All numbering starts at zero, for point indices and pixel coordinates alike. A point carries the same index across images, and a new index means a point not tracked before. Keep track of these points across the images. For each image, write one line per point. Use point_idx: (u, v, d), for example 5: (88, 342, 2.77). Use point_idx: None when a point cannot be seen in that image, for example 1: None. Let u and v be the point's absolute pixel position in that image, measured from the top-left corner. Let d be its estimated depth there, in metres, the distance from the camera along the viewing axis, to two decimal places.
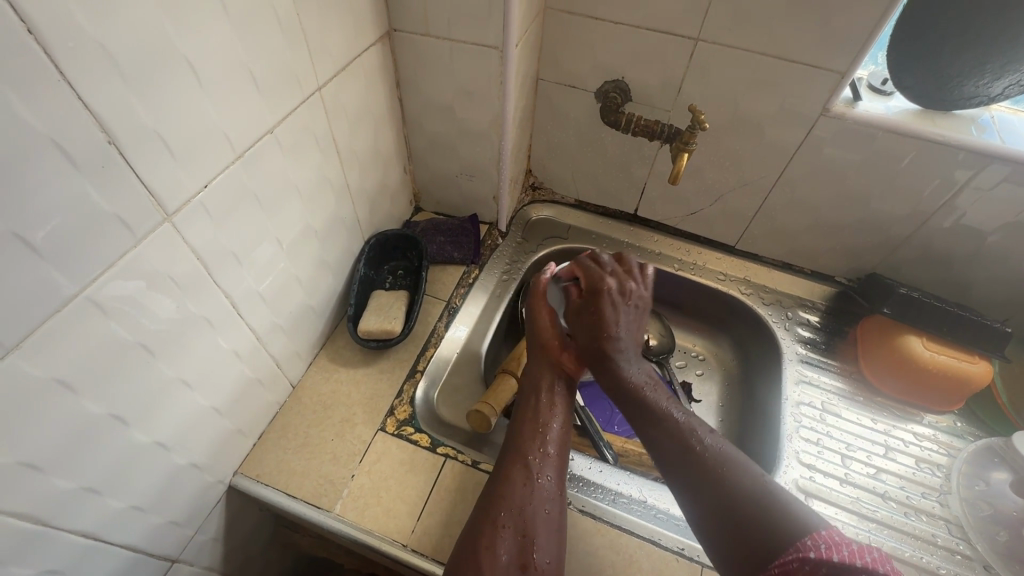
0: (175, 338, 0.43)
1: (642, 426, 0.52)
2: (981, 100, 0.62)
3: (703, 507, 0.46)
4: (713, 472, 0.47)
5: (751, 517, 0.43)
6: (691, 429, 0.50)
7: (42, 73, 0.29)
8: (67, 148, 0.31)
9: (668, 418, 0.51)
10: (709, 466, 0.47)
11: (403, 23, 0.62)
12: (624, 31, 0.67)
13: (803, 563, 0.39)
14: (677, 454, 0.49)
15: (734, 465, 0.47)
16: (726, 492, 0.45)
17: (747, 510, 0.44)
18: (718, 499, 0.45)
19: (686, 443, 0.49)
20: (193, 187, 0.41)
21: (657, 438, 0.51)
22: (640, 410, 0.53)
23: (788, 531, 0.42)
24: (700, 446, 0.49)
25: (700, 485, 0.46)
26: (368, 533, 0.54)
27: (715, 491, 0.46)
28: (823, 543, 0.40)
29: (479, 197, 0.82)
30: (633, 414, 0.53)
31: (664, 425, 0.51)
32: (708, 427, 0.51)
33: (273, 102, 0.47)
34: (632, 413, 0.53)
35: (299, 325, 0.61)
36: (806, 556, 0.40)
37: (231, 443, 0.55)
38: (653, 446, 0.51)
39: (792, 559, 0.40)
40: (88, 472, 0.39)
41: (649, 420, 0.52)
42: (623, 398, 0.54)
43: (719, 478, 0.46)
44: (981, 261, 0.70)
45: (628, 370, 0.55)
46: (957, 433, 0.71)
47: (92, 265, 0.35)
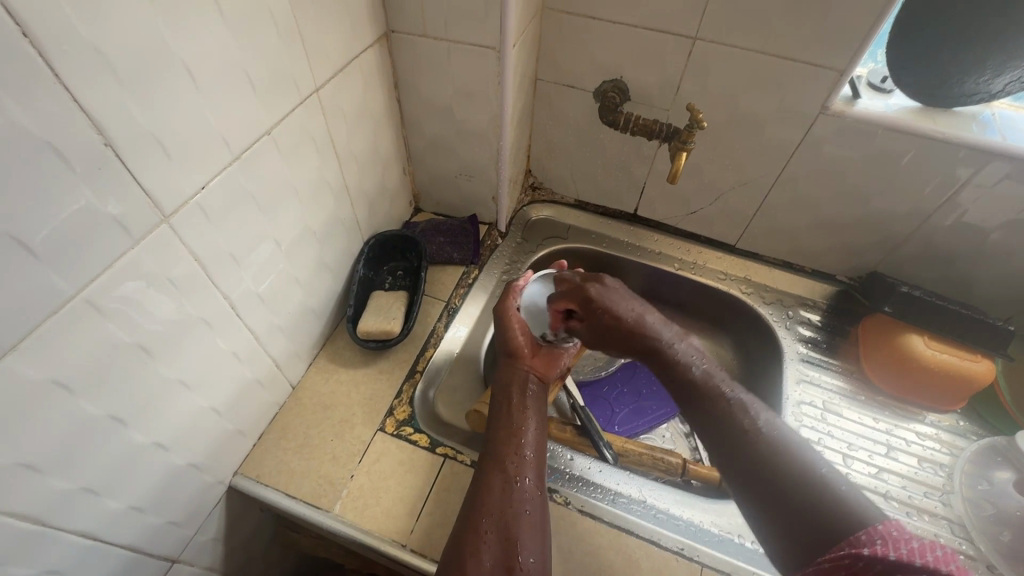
0: (172, 339, 0.43)
1: (692, 409, 0.52)
2: (982, 97, 0.62)
3: (759, 491, 0.46)
4: (765, 454, 0.46)
5: (802, 496, 0.43)
6: (745, 411, 0.49)
7: (36, 74, 0.29)
8: (64, 151, 0.32)
9: (718, 399, 0.51)
10: (762, 448, 0.46)
11: (400, 24, 0.62)
12: (623, 30, 0.67)
13: (856, 559, 0.35)
14: (728, 438, 0.48)
15: (792, 444, 0.46)
16: (777, 472, 0.45)
17: (802, 488, 0.43)
18: (770, 483, 0.45)
19: (737, 427, 0.48)
20: (190, 189, 0.41)
21: (706, 423, 0.51)
22: (690, 392, 0.53)
23: (844, 514, 0.40)
24: (752, 428, 0.48)
25: (752, 470, 0.46)
26: (366, 533, 0.55)
27: (764, 472, 0.45)
28: (880, 538, 0.35)
29: (478, 198, 0.82)
30: (683, 396, 0.54)
31: (717, 407, 0.51)
32: (762, 407, 0.50)
33: (270, 103, 0.47)
34: (684, 396, 0.54)
35: (298, 325, 0.62)
36: (859, 553, 0.35)
37: (230, 443, 0.55)
38: (705, 431, 0.51)
39: (845, 556, 0.36)
40: (87, 472, 0.39)
41: (701, 404, 0.52)
42: (676, 382, 0.54)
43: (771, 462, 0.45)
44: (984, 258, 0.69)
45: (671, 352, 0.56)
46: (959, 432, 0.70)
47: (90, 267, 0.35)
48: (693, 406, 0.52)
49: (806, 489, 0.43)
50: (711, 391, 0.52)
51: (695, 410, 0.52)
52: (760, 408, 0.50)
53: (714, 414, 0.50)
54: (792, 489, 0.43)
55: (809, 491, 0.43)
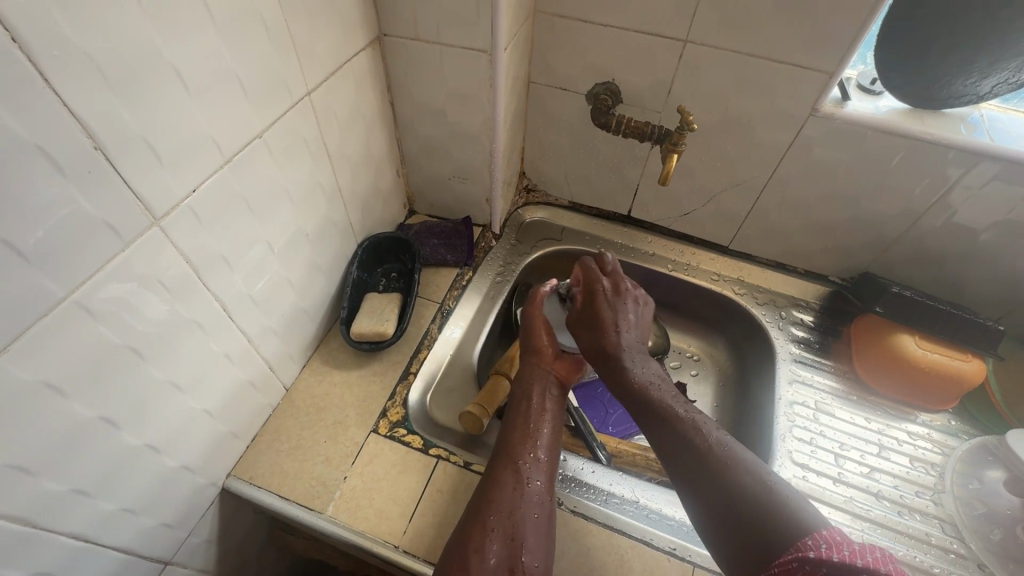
0: (164, 341, 0.43)
1: (649, 425, 0.53)
2: (970, 99, 0.62)
3: (708, 508, 0.46)
4: (715, 471, 0.46)
5: (747, 512, 0.43)
6: (697, 428, 0.50)
7: (26, 80, 0.29)
8: (53, 154, 0.32)
9: (673, 415, 0.51)
10: (712, 466, 0.47)
11: (392, 27, 0.63)
12: (614, 33, 0.68)
13: (803, 562, 0.38)
14: (681, 453, 0.49)
15: (740, 462, 0.47)
16: (727, 488, 0.45)
17: (748, 503, 0.43)
18: (719, 499, 0.45)
19: (691, 443, 0.49)
20: (181, 192, 0.41)
21: (662, 438, 0.51)
22: (647, 405, 0.53)
23: (790, 528, 0.40)
24: (704, 445, 0.48)
25: (704, 488, 0.46)
26: (359, 534, 0.55)
27: (714, 488, 0.46)
28: (823, 542, 0.38)
29: (472, 200, 0.83)
30: (640, 410, 0.54)
31: (672, 423, 0.51)
32: (713, 425, 0.50)
33: (262, 106, 0.48)
34: (640, 413, 0.54)
35: (291, 328, 0.62)
36: (806, 556, 0.38)
37: (222, 445, 0.55)
38: (660, 444, 0.51)
39: (793, 559, 0.39)
40: (78, 474, 0.39)
41: (657, 419, 0.52)
42: (635, 396, 0.54)
43: (721, 479, 0.46)
44: (975, 259, 0.70)
45: (633, 367, 0.56)
46: (951, 432, 0.71)
47: (80, 269, 0.35)
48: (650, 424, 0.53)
49: (752, 505, 0.43)
50: (665, 409, 0.52)
51: (653, 425, 0.52)
52: (711, 427, 0.50)
53: (669, 430, 0.51)
54: (739, 505, 0.44)
55: (756, 506, 0.43)
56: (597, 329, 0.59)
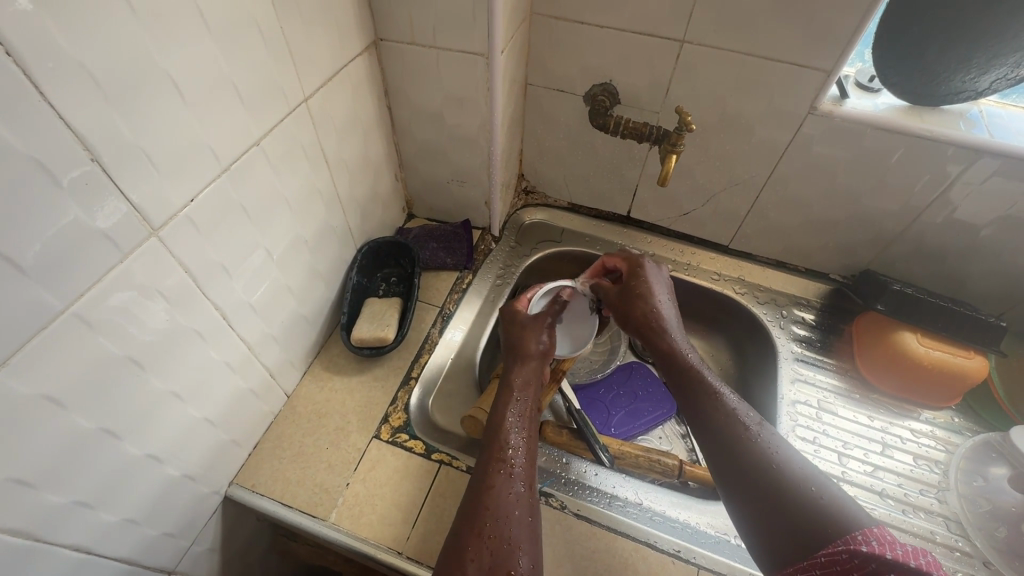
0: (165, 351, 0.43)
1: (691, 405, 0.52)
2: (969, 95, 0.62)
3: (750, 497, 0.45)
4: (760, 461, 0.46)
5: (791, 502, 0.43)
6: (737, 414, 0.50)
7: (21, 93, 0.29)
8: (51, 167, 0.32)
9: (719, 398, 0.51)
10: (759, 454, 0.47)
11: (388, 32, 0.63)
12: (611, 34, 0.67)
13: (853, 555, 0.37)
14: (723, 440, 0.48)
15: (784, 453, 0.47)
16: (769, 478, 0.45)
17: (791, 493, 0.44)
18: (761, 488, 0.45)
19: (734, 428, 0.48)
20: (179, 202, 0.41)
21: (702, 423, 0.50)
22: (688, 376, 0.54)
23: (842, 520, 0.40)
24: (748, 433, 0.48)
25: (749, 474, 0.46)
26: (363, 541, 0.55)
27: (756, 477, 0.46)
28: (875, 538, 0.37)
29: (470, 203, 0.82)
30: (682, 391, 0.54)
31: (716, 405, 0.51)
32: (755, 415, 0.50)
33: (258, 114, 0.47)
34: (681, 388, 0.54)
35: (291, 334, 0.62)
36: (857, 550, 0.37)
37: (224, 453, 0.55)
38: (700, 431, 0.50)
39: (842, 551, 0.38)
40: (79, 486, 0.39)
41: (698, 403, 0.52)
42: (675, 374, 0.55)
43: (765, 471, 0.45)
44: (975, 255, 0.70)
45: (677, 341, 0.57)
46: (954, 429, 0.70)
47: (78, 282, 0.35)
48: (691, 408, 0.52)
49: (796, 495, 0.43)
50: (709, 388, 0.52)
51: (690, 408, 0.52)
52: (752, 413, 0.50)
53: (712, 414, 0.50)
54: (782, 494, 0.44)
55: (802, 496, 0.43)
56: (631, 307, 0.62)
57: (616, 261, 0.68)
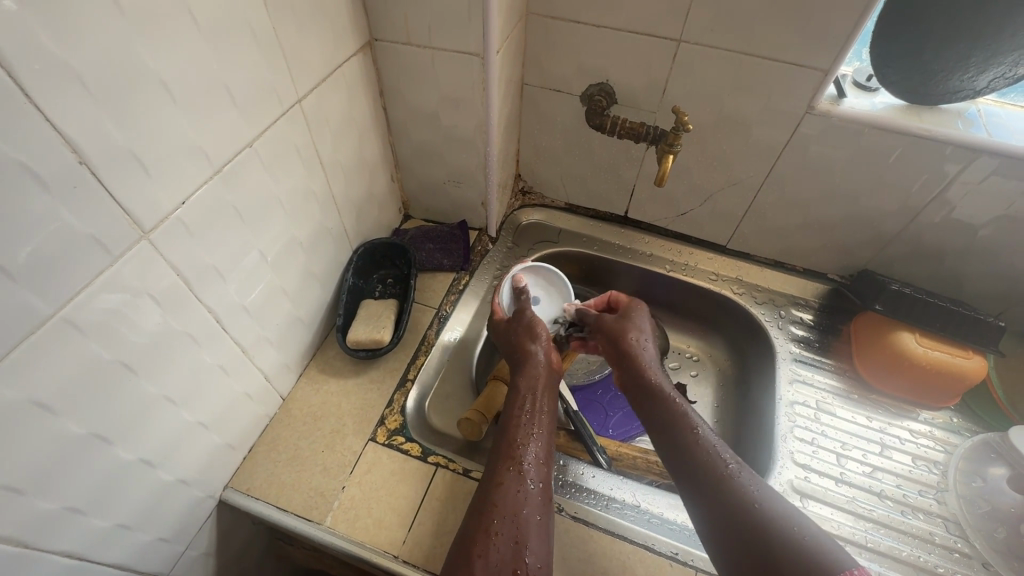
0: (156, 355, 0.43)
1: (670, 446, 0.52)
2: (967, 94, 0.62)
3: (730, 540, 0.45)
4: (737, 503, 0.46)
5: (770, 543, 0.43)
6: (715, 453, 0.49)
7: (8, 94, 0.29)
8: (38, 171, 0.31)
9: (698, 436, 0.51)
10: (735, 495, 0.46)
11: (383, 32, 0.62)
12: (607, 34, 0.67)
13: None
14: (700, 481, 0.48)
15: (762, 493, 0.46)
16: (747, 517, 0.45)
17: (770, 534, 0.43)
18: (739, 532, 0.44)
19: (711, 470, 0.48)
20: (170, 205, 0.41)
21: (680, 463, 0.50)
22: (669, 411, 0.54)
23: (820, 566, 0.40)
24: (727, 471, 0.48)
25: (726, 517, 0.45)
26: (359, 545, 0.54)
27: (734, 516, 0.45)
28: None
29: (467, 204, 0.82)
30: (662, 430, 0.54)
31: (694, 445, 0.50)
32: (733, 453, 0.50)
33: (251, 116, 0.47)
34: (661, 428, 0.54)
35: (287, 337, 0.61)
36: None
37: (219, 457, 0.55)
38: (680, 472, 0.50)
39: None
40: (70, 493, 0.39)
41: (677, 442, 0.52)
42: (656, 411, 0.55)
43: (743, 513, 0.45)
44: (974, 255, 0.69)
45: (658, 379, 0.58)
46: (953, 429, 0.70)
47: (67, 286, 0.35)
48: (670, 448, 0.52)
49: (775, 536, 0.43)
50: (687, 427, 0.52)
51: (669, 444, 0.52)
52: (730, 452, 0.50)
53: (691, 451, 0.50)
54: (760, 536, 0.43)
55: (781, 537, 0.43)
56: (617, 341, 0.63)
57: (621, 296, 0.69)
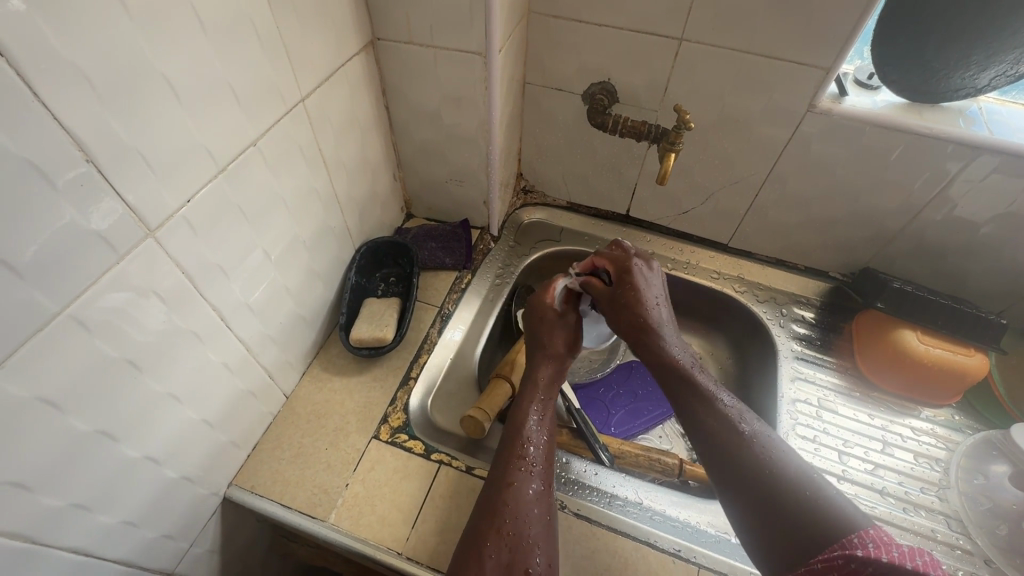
0: (162, 352, 0.43)
1: (684, 409, 0.52)
2: (968, 92, 0.62)
3: (746, 501, 0.45)
4: (755, 466, 0.46)
5: (786, 503, 0.43)
6: (732, 419, 0.49)
7: (17, 95, 0.29)
8: (46, 169, 0.32)
9: (714, 401, 0.50)
10: (752, 458, 0.46)
11: (386, 31, 0.63)
12: (609, 33, 0.67)
13: (849, 560, 0.37)
14: (717, 445, 0.48)
15: (779, 455, 0.46)
16: (763, 479, 0.45)
17: (787, 497, 0.43)
18: (757, 494, 0.44)
19: (728, 433, 0.48)
20: (175, 203, 0.41)
21: (695, 427, 0.50)
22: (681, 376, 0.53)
23: (837, 526, 0.40)
24: (741, 436, 0.48)
25: (743, 479, 0.45)
26: (363, 542, 0.54)
27: (751, 480, 0.45)
28: (870, 540, 0.38)
29: (469, 203, 0.82)
30: (674, 394, 0.53)
31: (710, 408, 0.50)
32: (749, 417, 0.50)
33: (255, 115, 0.47)
34: (673, 391, 0.53)
35: (290, 335, 0.62)
36: (852, 555, 0.37)
37: (223, 454, 0.55)
38: (695, 433, 0.50)
39: (836, 556, 0.38)
40: (77, 489, 0.39)
41: (690, 407, 0.51)
42: (668, 379, 0.54)
43: (761, 476, 0.45)
44: (976, 253, 0.70)
45: (668, 346, 0.56)
46: (955, 427, 0.70)
47: (74, 283, 0.35)
48: (684, 412, 0.51)
49: (791, 496, 0.43)
50: (702, 392, 0.51)
51: (683, 410, 0.52)
52: (747, 416, 0.50)
53: (705, 418, 0.49)
54: (777, 498, 0.43)
55: (796, 498, 0.43)
56: (621, 312, 0.60)
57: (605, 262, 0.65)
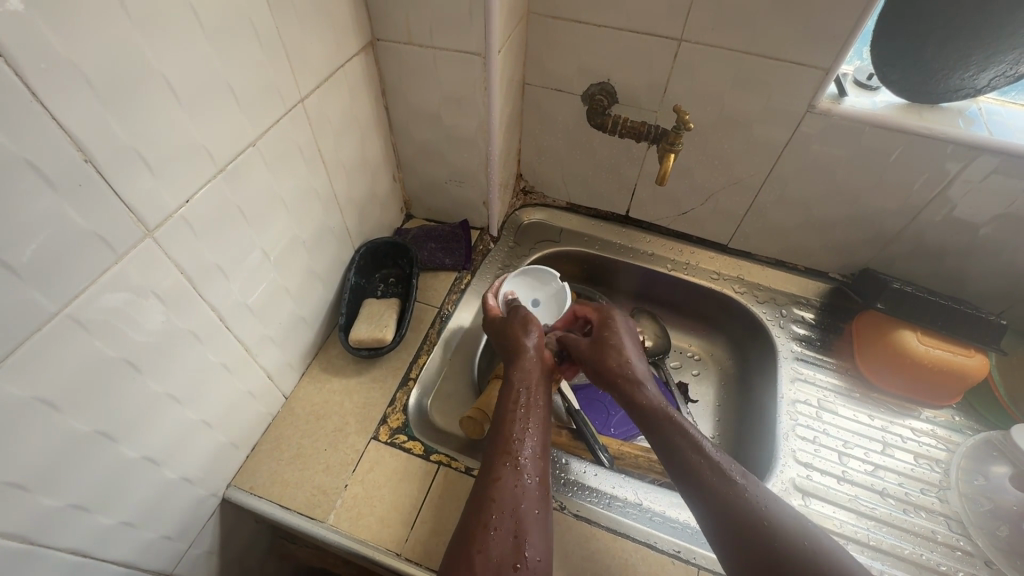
0: (160, 353, 0.43)
1: (674, 457, 0.51)
2: (968, 92, 0.62)
3: (742, 554, 0.45)
4: (751, 518, 0.46)
5: (784, 557, 0.43)
6: (723, 467, 0.49)
7: (15, 96, 0.29)
8: (43, 168, 0.32)
9: (702, 450, 0.50)
10: (747, 510, 0.46)
11: (385, 32, 0.63)
12: (608, 33, 0.67)
13: None
14: (710, 494, 0.48)
15: (772, 506, 0.47)
16: (758, 533, 0.45)
17: (785, 553, 0.43)
18: (756, 548, 0.44)
19: (721, 485, 0.48)
20: (174, 203, 0.41)
21: (686, 477, 0.50)
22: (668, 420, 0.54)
23: None
24: (735, 487, 0.48)
25: (740, 532, 0.45)
26: (362, 543, 0.54)
27: (750, 533, 0.45)
28: None
29: (469, 203, 0.82)
30: (662, 444, 0.53)
31: (702, 457, 0.50)
32: (737, 465, 0.50)
33: (256, 115, 0.47)
34: (658, 441, 0.54)
35: (289, 336, 0.62)
36: None
37: (222, 454, 0.55)
38: (686, 482, 0.50)
39: None
40: (74, 490, 0.39)
41: (682, 457, 0.51)
42: (654, 428, 0.54)
43: (760, 529, 0.45)
44: (976, 253, 0.69)
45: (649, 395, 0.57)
46: (955, 428, 0.70)
47: (72, 283, 0.35)
48: (673, 461, 0.51)
49: (790, 552, 0.43)
50: (690, 439, 0.51)
51: (673, 458, 0.51)
52: (735, 465, 0.50)
53: (697, 465, 0.50)
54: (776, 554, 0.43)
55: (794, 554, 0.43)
56: (604, 361, 0.62)
57: (588, 310, 0.70)
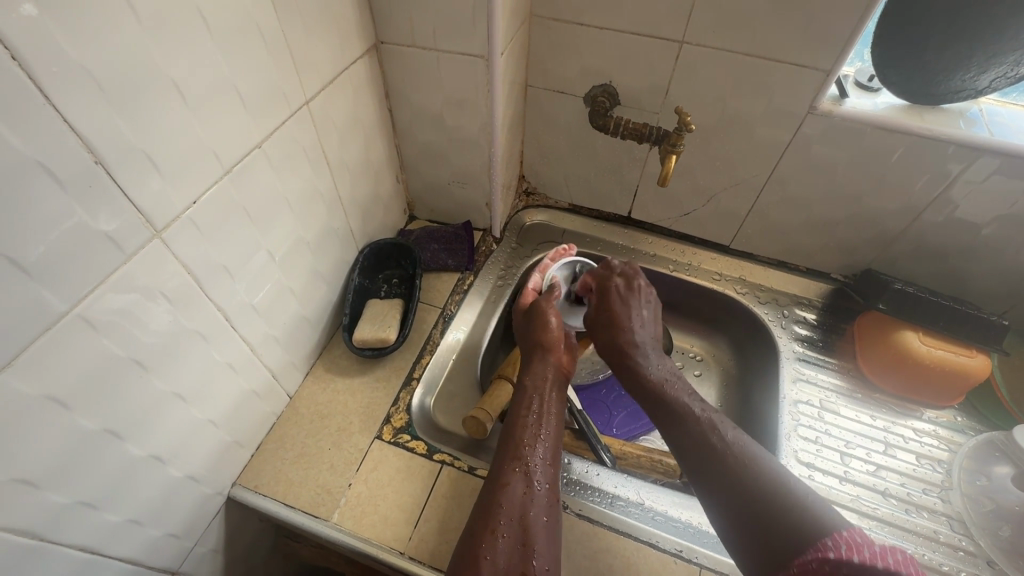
0: (167, 352, 0.44)
1: (665, 419, 0.54)
2: (969, 93, 0.62)
3: (727, 505, 0.46)
4: (737, 471, 0.47)
5: (765, 503, 0.44)
6: (714, 426, 0.50)
7: (27, 97, 0.30)
8: (54, 170, 0.32)
9: (691, 412, 0.52)
10: (733, 463, 0.47)
11: (389, 35, 0.63)
12: (610, 35, 0.68)
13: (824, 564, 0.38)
14: (698, 449, 0.50)
15: (758, 461, 0.47)
16: (741, 484, 0.46)
17: (766, 499, 0.44)
18: (739, 495, 0.45)
19: (708, 440, 0.50)
20: (181, 204, 0.41)
21: (677, 436, 0.52)
22: (665, 413, 0.54)
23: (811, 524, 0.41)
24: (723, 441, 0.49)
25: (724, 483, 0.47)
26: (366, 541, 0.55)
27: (735, 483, 0.46)
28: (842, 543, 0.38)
29: (472, 205, 0.83)
30: (655, 408, 0.56)
31: (692, 419, 0.52)
32: (731, 423, 0.51)
33: (262, 118, 0.48)
34: (653, 405, 0.56)
35: (293, 336, 0.62)
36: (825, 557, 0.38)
37: (227, 453, 0.55)
38: (677, 440, 0.52)
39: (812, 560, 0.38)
40: (82, 487, 0.39)
41: (674, 417, 0.53)
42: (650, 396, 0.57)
43: (744, 479, 0.46)
44: (978, 254, 0.70)
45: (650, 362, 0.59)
46: (957, 428, 0.70)
47: (81, 282, 0.35)
48: (666, 423, 0.54)
49: (773, 500, 0.44)
50: (681, 405, 0.53)
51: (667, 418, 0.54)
52: (729, 423, 0.51)
53: (684, 423, 0.52)
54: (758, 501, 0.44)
55: (774, 500, 0.44)
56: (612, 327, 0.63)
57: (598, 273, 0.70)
